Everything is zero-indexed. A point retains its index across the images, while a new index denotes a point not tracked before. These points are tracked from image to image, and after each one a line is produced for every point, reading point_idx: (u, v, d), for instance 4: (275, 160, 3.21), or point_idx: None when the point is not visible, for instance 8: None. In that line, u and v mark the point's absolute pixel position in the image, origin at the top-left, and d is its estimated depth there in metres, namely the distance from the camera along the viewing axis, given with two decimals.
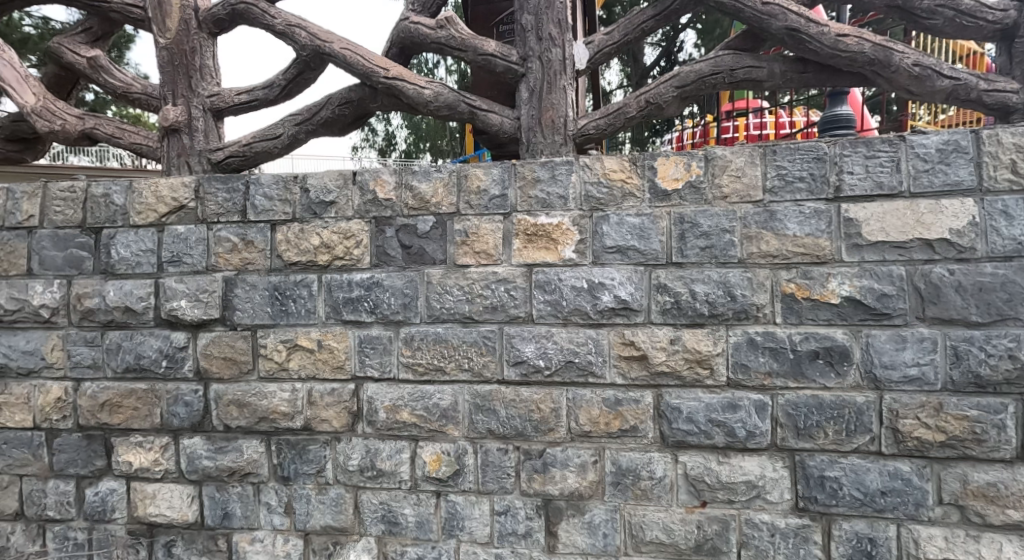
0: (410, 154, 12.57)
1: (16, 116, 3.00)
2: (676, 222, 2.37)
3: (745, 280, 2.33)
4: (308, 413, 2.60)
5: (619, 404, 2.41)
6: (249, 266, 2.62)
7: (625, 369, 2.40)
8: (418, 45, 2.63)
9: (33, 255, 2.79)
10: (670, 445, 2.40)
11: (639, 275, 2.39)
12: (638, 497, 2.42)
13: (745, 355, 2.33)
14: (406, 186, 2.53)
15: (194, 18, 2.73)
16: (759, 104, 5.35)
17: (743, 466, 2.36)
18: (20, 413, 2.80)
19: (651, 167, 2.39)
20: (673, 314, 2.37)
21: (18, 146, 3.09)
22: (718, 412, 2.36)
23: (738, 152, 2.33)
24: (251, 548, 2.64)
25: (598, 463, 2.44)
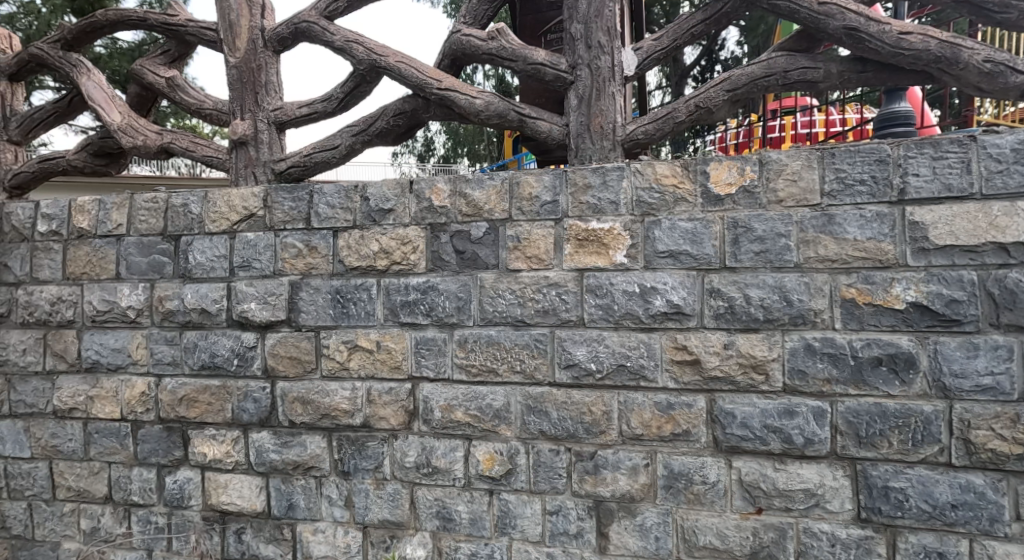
0: (447, 159, 12.91)
1: (103, 133, 3.24)
2: (730, 226, 2.35)
3: (802, 285, 2.29)
4: (367, 411, 2.71)
5: (671, 408, 2.42)
6: (313, 270, 2.76)
7: (678, 373, 2.41)
8: (469, 55, 2.70)
9: (121, 261, 3.02)
10: (723, 450, 2.39)
11: (691, 281, 2.39)
12: (691, 502, 2.42)
13: (803, 360, 2.29)
14: (460, 193, 2.61)
15: (261, 38, 2.90)
16: (807, 103, 5.24)
17: (801, 474, 2.32)
18: (109, 406, 3.04)
19: (704, 171, 2.38)
20: (727, 318, 2.36)
21: (104, 161, 3.34)
22: (774, 418, 2.33)
23: (794, 156, 2.29)
24: (313, 538, 2.78)
25: (650, 466, 2.45)
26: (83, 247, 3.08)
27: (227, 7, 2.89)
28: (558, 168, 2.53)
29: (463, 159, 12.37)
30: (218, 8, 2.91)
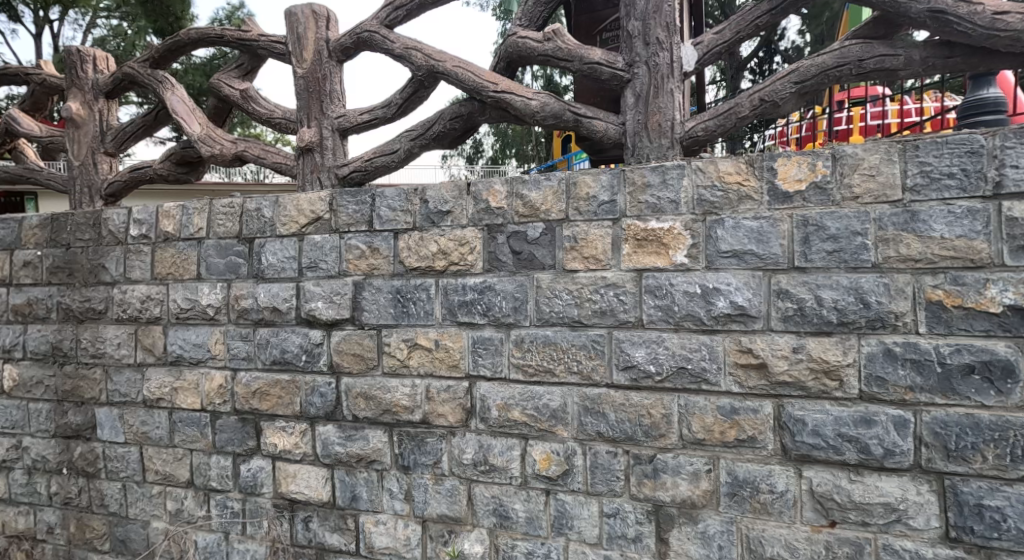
0: (495, 161, 13.11)
1: (184, 144, 3.49)
2: (800, 225, 2.25)
3: (880, 286, 2.16)
4: (426, 408, 2.79)
5: (735, 412, 2.34)
6: (375, 271, 2.86)
7: (742, 377, 2.33)
8: (525, 57, 2.71)
9: (201, 262, 3.25)
10: (793, 459, 2.29)
11: (756, 281, 2.30)
12: (756, 510, 2.34)
13: (881, 366, 2.16)
14: (517, 194, 2.63)
15: (326, 49, 3.04)
16: (880, 93, 4.93)
17: (880, 487, 2.19)
18: (191, 397, 3.28)
19: (770, 168, 2.29)
20: (796, 321, 2.25)
21: (184, 169, 3.59)
22: (849, 426, 2.21)
23: (872, 149, 2.17)
24: (375, 529, 2.89)
25: (712, 472, 2.39)
26: (169, 250, 3.33)
27: (295, 21, 3.05)
28: (615, 167, 2.50)
29: (511, 160, 12.57)
30: (287, 22, 3.07)
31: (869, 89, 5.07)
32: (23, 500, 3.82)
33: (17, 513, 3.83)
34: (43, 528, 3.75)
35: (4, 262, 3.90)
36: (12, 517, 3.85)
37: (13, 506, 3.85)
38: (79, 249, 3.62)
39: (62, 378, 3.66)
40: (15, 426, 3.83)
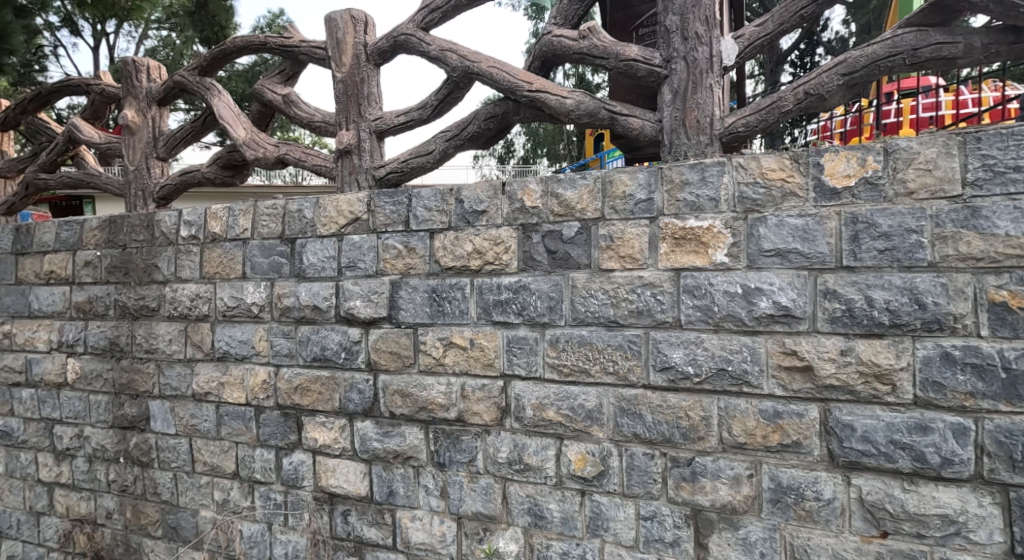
0: (528, 160, 13.22)
1: (229, 148, 3.63)
2: (849, 222, 2.12)
3: (937, 286, 2.01)
4: (461, 406, 2.81)
5: (778, 417, 2.23)
6: (411, 270, 2.91)
7: (786, 380, 2.22)
8: (560, 56, 2.70)
9: (247, 262, 3.37)
10: (841, 466, 2.16)
11: (802, 281, 2.19)
12: (801, 518, 2.23)
13: (939, 370, 2.02)
14: (552, 194, 2.62)
15: (364, 53, 3.12)
16: (933, 82, 4.72)
17: (937, 497, 2.04)
18: (237, 391, 3.41)
19: (817, 163, 2.17)
20: (845, 322, 2.13)
21: (230, 172, 3.73)
22: (902, 433, 2.07)
23: (928, 142, 2.04)
24: (411, 524, 2.95)
25: (753, 477, 2.28)
26: (217, 250, 3.47)
27: (335, 27, 3.14)
28: (652, 165, 2.44)
29: (543, 158, 12.62)
30: (327, 28, 3.16)
31: (921, 80, 4.87)
32: (85, 486, 4.05)
33: (79, 498, 4.08)
34: (103, 513, 3.98)
35: (68, 262, 4.14)
36: (75, 502, 4.09)
37: (76, 492, 4.09)
38: (134, 250, 3.81)
39: (120, 371, 3.87)
40: (77, 416, 4.07)
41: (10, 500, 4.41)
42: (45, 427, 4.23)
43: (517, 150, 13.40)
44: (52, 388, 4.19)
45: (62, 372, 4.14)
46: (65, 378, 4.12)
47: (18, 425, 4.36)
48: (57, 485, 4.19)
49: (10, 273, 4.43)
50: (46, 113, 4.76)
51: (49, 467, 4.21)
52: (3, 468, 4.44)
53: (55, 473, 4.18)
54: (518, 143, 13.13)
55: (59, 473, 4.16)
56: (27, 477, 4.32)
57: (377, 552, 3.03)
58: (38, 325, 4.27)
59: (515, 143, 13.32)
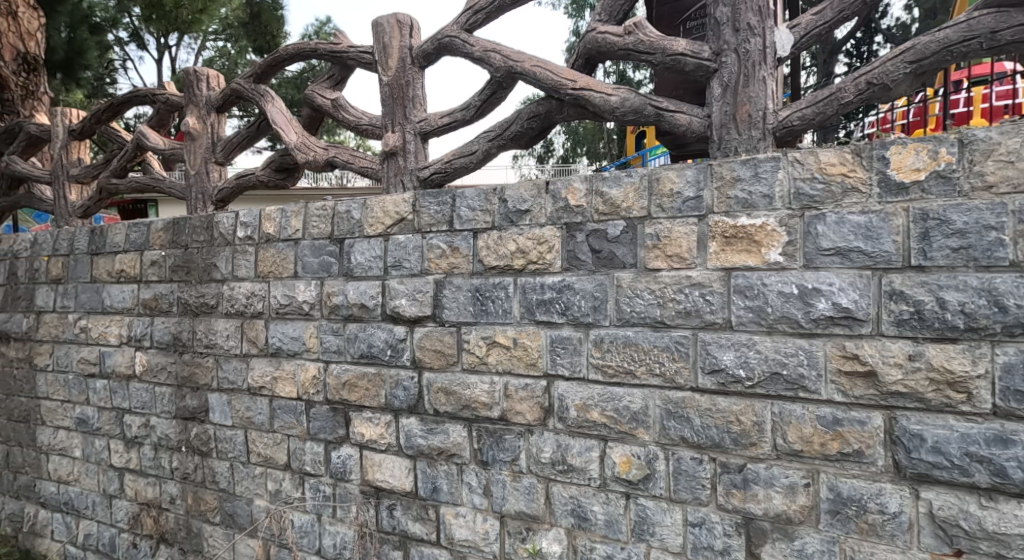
0: (568, 159, 13.27)
1: (281, 152, 3.73)
2: (918, 219, 1.98)
3: (1019, 287, 1.86)
4: (504, 405, 2.80)
5: (837, 424, 2.12)
6: (456, 269, 2.92)
7: (847, 386, 2.10)
8: (605, 53, 2.66)
9: (298, 261, 3.45)
10: (908, 478, 2.02)
11: (864, 281, 2.06)
12: (864, 532, 2.10)
13: (1022, 379, 1.86)
14: (597, 192, 2.58)
15: (409, 56, 3.15)
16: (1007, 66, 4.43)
17: (1018, 515, 1.88)
18: (288, 386, 3.49)
19: (882, 157, 2.05)
20: (912, 325, 1.99)
21: (281, 175, 3.83)
22: (979, 445, 1.91)
23: (1011, 132, 1.88)
24: (455, 521, 2.96)
25: (810, 487, 2.17)
26: (270, 250, 3.57)
27: (382, 31, 3.19)
28: (701, 162, 2.37)
29: (583, 157, 12.62)
30: (374, 33, 3.21)
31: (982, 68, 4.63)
32: (151, 472, 4.22)
33: (146, 483, 4.25)
34: (166, 499, 4.13)
35: (136, 261, 4.31)
36: (142, 487, 4.28)
37: (143, 477, 4.27)
38: (195, 250, 3.94)
39: (182, 365, 4.02)
40: (145, 406, 4.25)
41: (86, 483, 4.64)
42: (116, 415, 4.43)
43: (557, 149, 13.45)
44: (122, 379, 4.39)
45: (130, 364, 4.32)
46: (134, 370, 4.31)
47: (93, 413, 4.58)
48: (127, 471, 4.38)
49: (86, 272, 4.65)
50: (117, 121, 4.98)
51: (119, 453, 4.41)
52: (79, 453, 4.68)
53: (125, 459, 4.37)
54: (557, 143, 13.21)
55: (129, 459, 4.35)
56: (100, 462, 4.53)
57: (422, 548, 3.06)
58: (110, 320, 4.47)
59: (555, 143, 13.38)
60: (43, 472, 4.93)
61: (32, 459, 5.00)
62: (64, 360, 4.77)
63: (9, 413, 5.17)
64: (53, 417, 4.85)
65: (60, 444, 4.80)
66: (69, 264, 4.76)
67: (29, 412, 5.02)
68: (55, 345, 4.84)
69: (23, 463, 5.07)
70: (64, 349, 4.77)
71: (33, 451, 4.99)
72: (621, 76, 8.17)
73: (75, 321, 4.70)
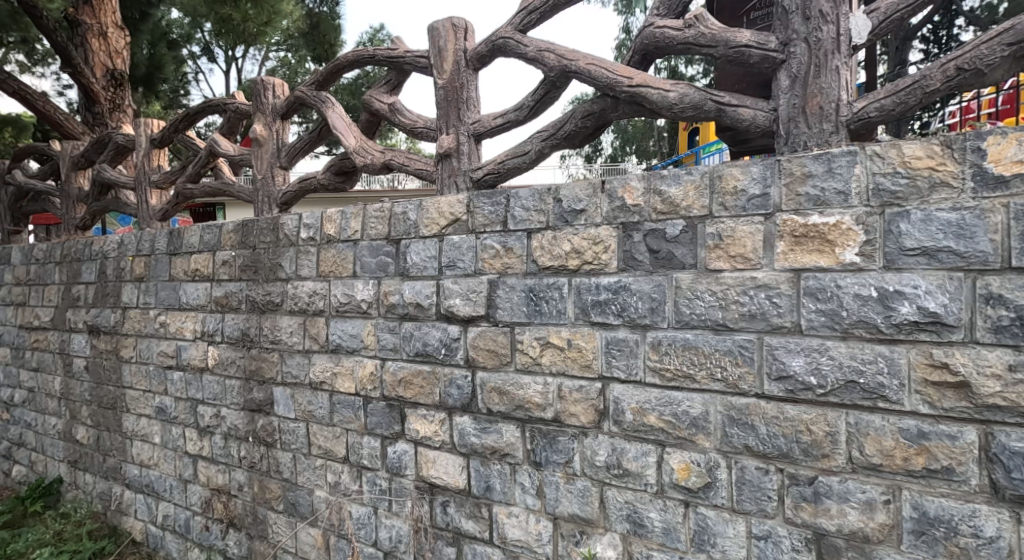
0: (616, 159, 13.18)
1: (340, 156, 3.80)
2: (1018, 216, 1.83)
3: None
4: (558, 406, 2.76)
5: (923, 438, 1.98)
6: (509, 270, 2.89)
7: (934, 397, 1.96)
8: (663, 48, 2.58)
9: (357, 261, 3.50)
10: (1006, 500, 1.87)
11: (955, 283, 1.92)
12: (954, 555, 1.95)
13: None
14: (655, 191, 2.50)
15: (463, 58, 3.15)
16: None
17: None
18: (347, 382, 3.56)
19: (977, 149, 1.90)
20: (1011, 333, 1.85)
21: (340, 179, 3.90)
22: None
23: None
24: (508, 520, 2.94)
25: (891, 504, 2.04)
26: (330, 250, 3.64)
27: (437, 36, 3.20)
28: (768, 158, 2.26)
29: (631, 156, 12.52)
30: (430, 37, 3.23)
31: None
32: (221, 460, 4.38)
33: (217, 470, 4.42)
34: (235, 485, 4.28)
35: (209, 261, 4.48)
36: (213, 473, 4.45)
37: (214, 464, 4.44)
38: (262, 251, 4.07)
39: (249, 359, 4.15)
40: (216, 398, 4.41)
41: (164, 467, 4.86)
42: (190, 405, 4.62)
43: (605, 148, 13.37)
44: (196, 371, 4.57)
45: (203, 357, 4.50)
46: (206, 363, 4.48)
47: (170, 403, 4.79)
48: (200, 458, 4.56)
49: (165, 271, 4.87)
50: (193, 131, 5.19)
51: (193, 441, 4.59)
52: (158, 440, 4.90)
53: (198, 446, 4.55)
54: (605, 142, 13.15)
55: (201, 447, 4.54)
56: (177, 449, 4.74)
57: (475, 545, 3.06)
58: (185, 316, 4.67)
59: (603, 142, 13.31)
60: (127, 456, 5.20)
61: (117, 443, 5.28)
62: (145, 352, 5.01)
63: (99, 400, 5.48)
64: (136, 405, 5.11)
65: (142, 430, 5.05)
66: (150, 264, 5.01)
67: (115, 400, 5.30)
68: (138, 338, 5.09)
69: (110, 447, 5.36)
70: (147, 342, 5.01)
71: (118, 436, 5.27)
72: (674, 72, 8.00)
73: (155, 316, 4.94)
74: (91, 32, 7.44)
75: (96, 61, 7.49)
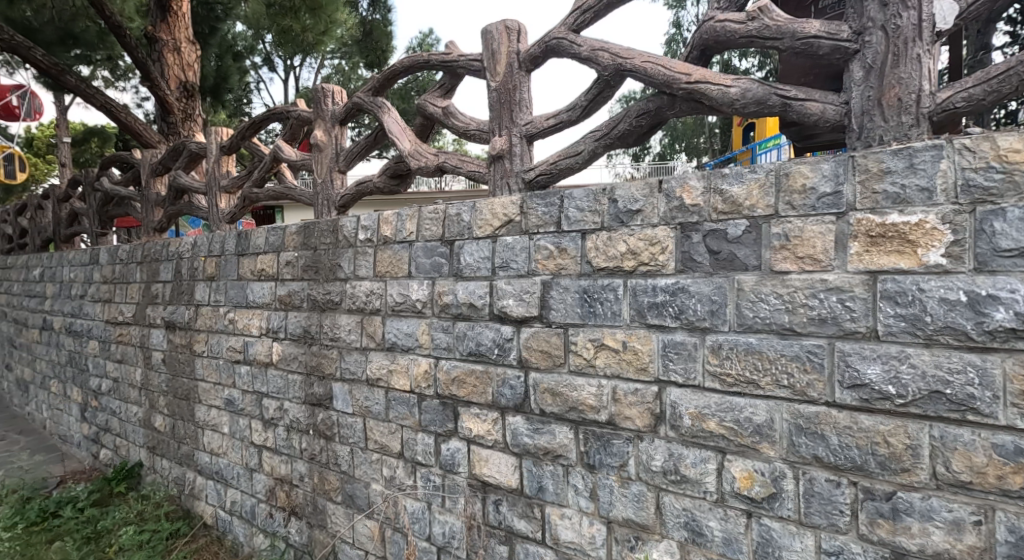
0: (665, 157, 13.02)
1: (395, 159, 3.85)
2: None
3: None
4: (613, 409, 2.71)
5: (1021, 455, 1.84)
6: (563, 271, 2.86)
7: None
8: (723, 42, 2.49)
9: (412, 262, 3.54)
10: None
11: None
12: None
13: None
14: (715, 190, 2.42)
15: (516, 60, 3.14)
16: None
17: None
18: (403, 379, 3.60)
19: None
20: None
21: (395, 182, 3.95)
22: None
23: None
24: (561, 521, 2.90)
25: (981, 526, 1.91)
26: (387, 251, 3.69)
27: (490, 38, 3.20)
28: (840, 154, 2.15)
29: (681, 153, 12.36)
30: (483, 40, 3.23)
31: None
32: (284, 451, 4.52)
33: (280, 460, 4.55)
34: (296, 476, 4.40)
35: (273, 261, 4.62)
36: (276, 464, 4.58)
37: (277, 455, 4.58)
38: (322, 252, 4.16)
39: (310, 355, 4.26)
40: (279, 391, 4.55)
41: (231, 456, 5.04)
42: (256, 398, 4.78)
43: (655, 146, 13.23)
44: (261, 366, 4.73)
45: (268, 353, 4.65)
46: (271, 358, 4.63)
47: (238, 395, 4.97)
48: (264, 448, 4.71)
49: (233, 271, 5.06)
50: (258, 137, 5.37)
51: (258, 432, 4.75)
52: (227, 430, 5.10)
53: (263, 437, 4.71)
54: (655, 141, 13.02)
55: (266, 437, 4.69)
56: (243, 439, 4.91)
57: (528, 545, 3.03)
58: (252, 313, 4.84)
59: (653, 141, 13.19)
60: (199, 444, 5.42)
61: (190, 432, 5.52)
62: (215, 347, 5.22)
63: (174, 391, 5.74)
64: (207, 397, 5.32)
65: (212, 420, 5.26)
66: (220, 263, 5.22)
67: (189, 391, 5.54)
68: (209, 333, 5.31)
69: (184, 434, 5.60)
70: (217, 338, 5.22)
71: (191, 425, 5.51)
72: (727, 67, 7.84)
73: (225, 313, 5.14)
74: (167, 47, 7.83)
75: (170, 74, 7.88)
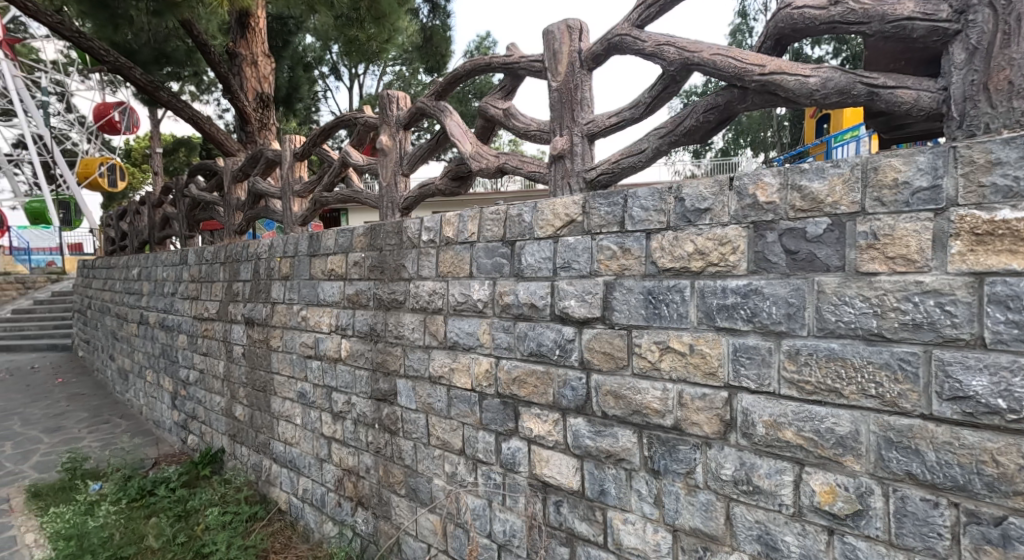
0: (728, 152, 12.66)
1: (456, 160, 3.84)
2: None
3: None
4: (679, 414, 2.60)
5: None
6: (627, 271, 2.77)
7: None
8: (800, 31, 2.34)
9: (473, 262, 3.53)
10: None
11: None
12: None
13: None
14: (792, 186, 2.28)
15: (578, 59, 3.08)
16: None
17: None
18: (464, 378, 3.59)
19: None
20: None
21: (455, 183, 3.95)
22: None
23: None
24: (623, 526, 2.82)
25: None
26: (450, 251, 3.69)
27: (551, 38, 3.14)
28: (938, 145, 1.99)
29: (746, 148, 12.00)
30: (545, 40, 3.18)
31: None
32: (351, 443, 4.60)
33: (348, 452, 4.64)
34: (362, 468, 4.48)
35: (342, 262, 4.73)
36: (345, 455, 4.68)
37: (345, 447, 4.67)
38: (388, 252, 4.21)
39: (376, 351, 4.33)
40: (347, 386, 4.65)
41: (303, 446, 5.19)
42: (326, 392, 4.90)
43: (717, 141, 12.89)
44: (332, 361, 4.83)
45: (337, 349, 4.75)
46: (339, 354, 4.73)
47: (309, 389, 5.12)
48: (333, 440, 4.81)
49: (306, 271, 5.21)
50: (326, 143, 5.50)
51: (328, 424, 4.87)
52: (299, 421, 5.25)
53: (332, 429, 4.82)
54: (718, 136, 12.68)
55: (335, 430, 4.79)
56: (314, 431, 5.05)
57: (589, 549, 2.96)
58: (322, 311, 4.96)
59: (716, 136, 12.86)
60: (274, 434, 5.61)
61: (267, 422, 5.72)
62: (290, 343, 5.39)
63: (252, 383, 5.98)
64: (281, 389, 5.51)
65: (286, 412, 5.44)
66: (294, 264, 5.38)
67: (266, 383, 5.75)
68: (284, 330, 5.48)
69: (261, 425, 5.81)
70: (291, 333, 5.39)
71: (267, 415, 5.72)
72: (797, 56, 7.50)
73: (298, 311, 5.29)
74: (246, 61, 8.20)
75: (247, 86, 8.22)
